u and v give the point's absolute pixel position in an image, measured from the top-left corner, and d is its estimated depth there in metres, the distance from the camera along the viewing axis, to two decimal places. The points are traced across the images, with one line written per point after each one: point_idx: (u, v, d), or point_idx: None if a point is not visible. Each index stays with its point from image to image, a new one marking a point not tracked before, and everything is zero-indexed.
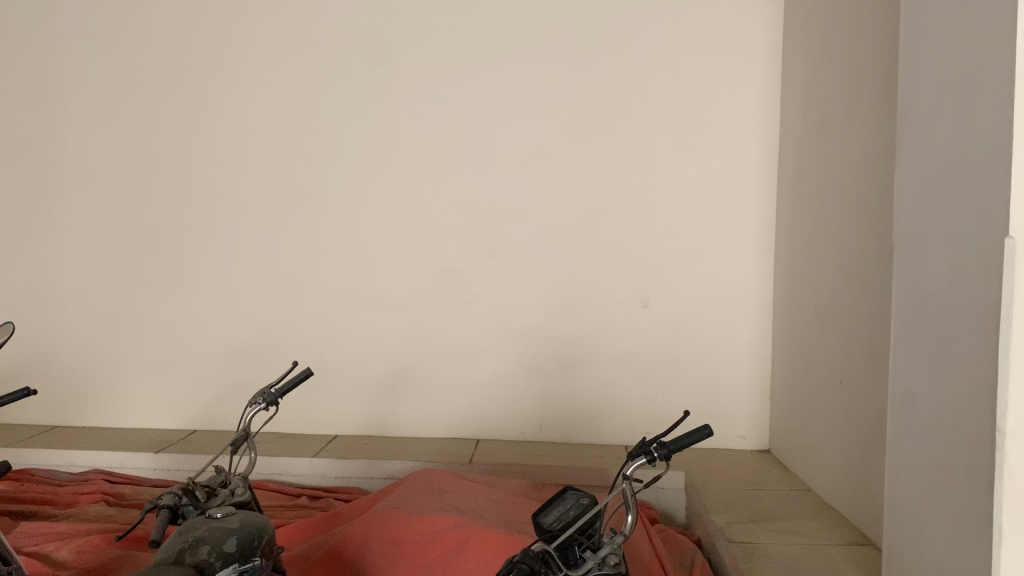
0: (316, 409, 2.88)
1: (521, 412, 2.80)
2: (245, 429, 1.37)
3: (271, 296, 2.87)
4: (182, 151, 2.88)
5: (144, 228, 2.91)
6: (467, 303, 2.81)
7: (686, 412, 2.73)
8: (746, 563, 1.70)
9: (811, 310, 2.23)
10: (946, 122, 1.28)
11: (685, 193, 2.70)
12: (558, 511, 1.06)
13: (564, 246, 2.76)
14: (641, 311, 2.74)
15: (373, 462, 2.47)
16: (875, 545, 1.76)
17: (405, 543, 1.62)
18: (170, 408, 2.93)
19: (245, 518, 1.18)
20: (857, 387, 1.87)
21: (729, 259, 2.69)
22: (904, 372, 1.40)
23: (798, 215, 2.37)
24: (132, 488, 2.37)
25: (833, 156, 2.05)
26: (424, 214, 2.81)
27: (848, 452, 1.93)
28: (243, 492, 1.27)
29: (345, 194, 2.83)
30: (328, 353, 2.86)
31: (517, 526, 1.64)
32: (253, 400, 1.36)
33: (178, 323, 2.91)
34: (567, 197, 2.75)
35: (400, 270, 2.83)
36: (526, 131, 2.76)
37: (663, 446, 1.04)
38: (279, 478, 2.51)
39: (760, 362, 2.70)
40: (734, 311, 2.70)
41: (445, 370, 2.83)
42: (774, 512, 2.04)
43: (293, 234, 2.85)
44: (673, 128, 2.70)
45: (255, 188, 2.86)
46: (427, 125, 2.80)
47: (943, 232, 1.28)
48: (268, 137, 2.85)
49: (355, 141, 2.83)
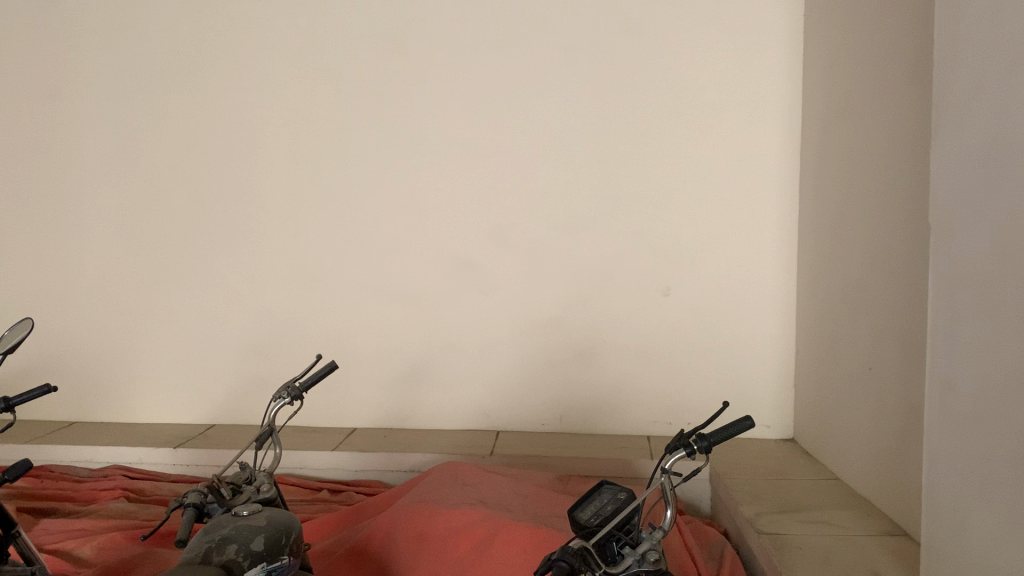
0: (335, 403, 2.86)
1: (541, 404, 2.78)
2: (269, 424, 1.33)
3: (288, 289, 2.84)
4: (194, 144, 2.85)
5: (159, 222, 2.88)
6: (485, 294, 2.77)
7: (724, 403, 2.70)
8: (779, 556, 1.66)
9: (839, 295, 2.19)
10: (987, 100, 1.24)
11: (706, 179, 2.66)
12: (594, 506, 1.03)
13: (583, 235, 2.72)
14: (662, 299, 2.70)
15: (393, 456, 2.45)
16: (911, 536, 1.72)
17: (431, 538, 1.59)
18: (189, 403, 2.91)
19: (272, 516, 1.16)
20: (889, 375, 1.83)
21: (751, 246, 2.65)
22: (944, 361, 1.36)
23: (823, 199, 2.33)
24: (152, 483, 2.36)
25: (861, 139, 2.01)
26: (441, 204, 2.78)
27: (879, 441, 1.89)
28: (269, 489, 1.24)
29: (361, 185, 2.80)
30: (346, 346, 2.84)
31: (546, 520, 1.60)
32: (277, 394, 1.32)
33: (195, 318, 2.89)
34: (585, 185, 2.71)
35: (417, 262, 2.80)
36: (543, 118, 2.72)
37: (703, 439, 1.01)
38: (299, 473, 2.49)
39: (784, 351, 2.66)
40: (757, 298, 2.66)
41: (464, 361, 2.80)
42: (803, 502, 2.01)
43: (308, 228, 2.83)
44: (692, 113, 2.66)
45: (270, 181, 2.83)
46: (443, 113, 2.77)
47: (985, 214, 1.24)
48: (282, 129, 2.82)
49: (370, 131, 2.79)
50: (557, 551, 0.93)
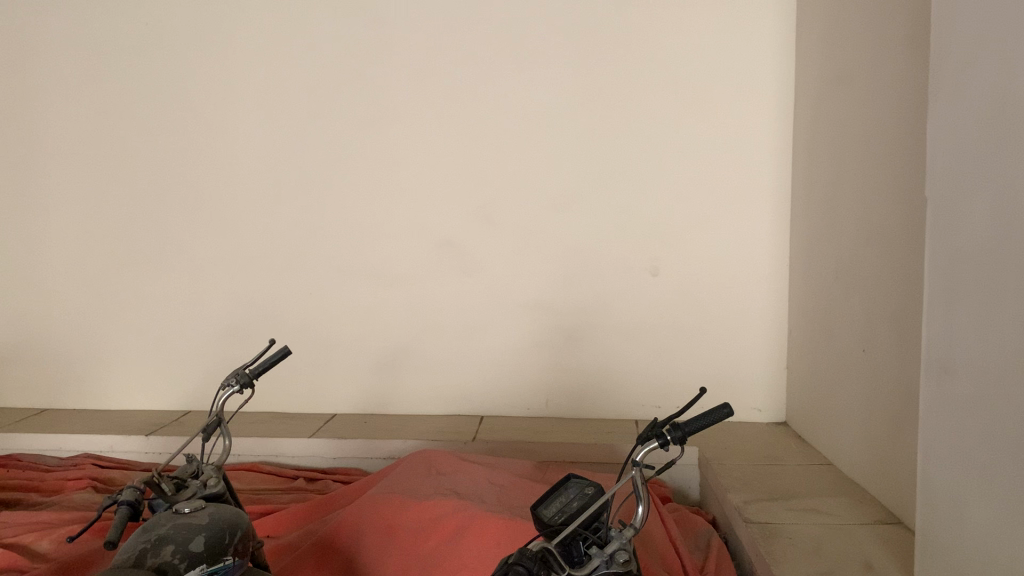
0: (315, 388, 2.78)
1: (527, 388, 2.70)
2: (218, 414, 1.25)
3: (264, 271, 2.75)
4: (165, 121, 2.75)
5: (131, 202, 2.78)
6: (468, 275, 2.69)
7: (703, 390, 2.62)
8: (766, 546, 1.58)
9: (832, 273, 2.11)
10: (988, 62, 1.15)
11: (695, 155, 2.57)
12: (560, 503, 0.94)
13: (568, 213, 2.63)
14: (651, 280, 2.61)
15: (372, 443, 2.37)
16: (905, 524, 1.64)
17: (401, 531, 1.51)
18: (165, 389, 2.83)
19: (216, 513, 1.07)
20: (882, 357, 1.75)
21: (742, 224, 2.56)
22: (941, 339, 1.27)
23: (817, 174, 2.24)
24: (122, 473, 2.27)
25: (855, 109, 1.92)
26: (422, 182, 2.69)
27: (872, 425, 1.82)
28: (216, 484, 1.16)
29: (339, 163, 2.70)
30: (326, 329, 2.75)
31: (521, 512, 1.52)
32: (225, 382, 1.24)
33: (170, 301, 2.80)
34: (571, 162, 2.62)
35: (398, 243, 2.71)
36: (527, 92, 2.62)
37: (677, 429, 0.92)
38: (275, 461, 2.41)
39: (776, 332, 2.58)
40: (748, 278, 2.57)
41: (446, 345, 2.72)
42: (794, 489, 1.93)
43: (285, 207, 2.73)
44: (681, 86, 2.56)
45: (244, 159, 2.73)
46: (423, 87, 2.66)
47: (987, 184, 1.15)
48: (256, 104, 2.71)
49: (348, 106, 2.69)
50: (514, 555, 0.85)
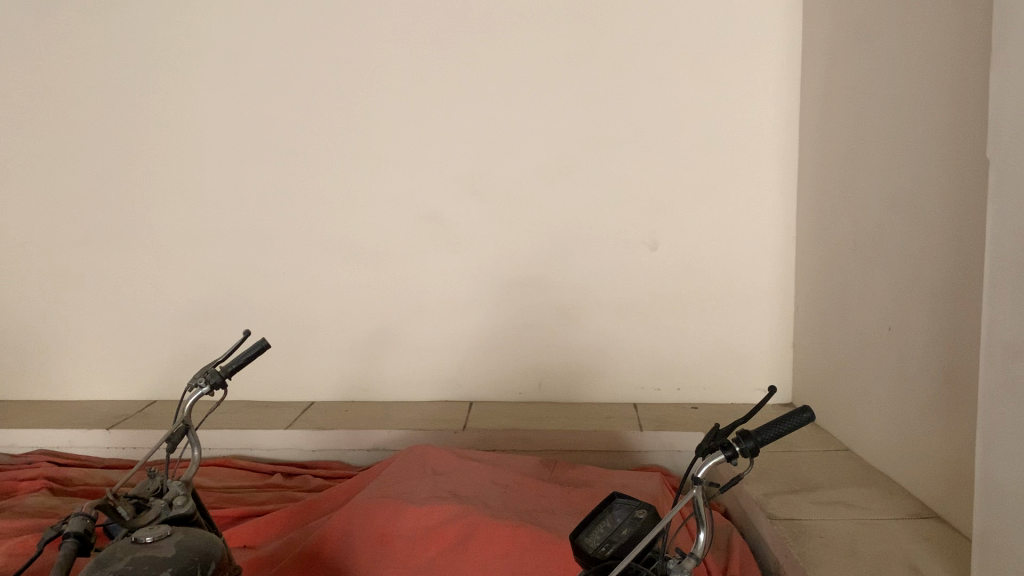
0: (291, 374, 2.60)
1: (517, 370, 2.53)
2: (183, 421, 1.06)
3: (234, 250, 2.55)
4: (125, 86, 2.51)
5: (88, 175, 2.56)
6: (455, 251, 2.51)
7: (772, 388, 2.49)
8: (798, 548, 1.44)
9: (850, 245, 1.96)
10: None
11: (699, 121, 2.40)
12: (605, 531, 0.81)
13: (562, 184, 2.46)
14: (650, 254, 2.46)
15: (353, 434, 2.19)
16: (945, 519, 1.51)
17: (396, 540, 1.33)
18: (130, 377, 2.64)
19: (184, 542, 0.89)
20: (917, 337, 1.61)
21: (746, 194, 2.41)
22: (1005, 320, 1.11)
23: (831, 139, 2.08)
24: (81, 471, 2.07)
25: (883, 64, 1.76)
26: (404, 152, 2.49)
27: (901, 410, 1.68)
28: (184, 503, 0.98)
29: (315, 133, 2.50)
30: (302, 311, 2.56)
31: (530, 517, 1.36)
32: (193, 383, 1.05)
33: (131, 282, 2.59)
34: (566, 131, 2.44)
35: (377, 217, 2.52)
36: (517, 52, 2.43)
37: (747, 439, 0.78)
38: (249, 455, 2.23)
39: (781, 308, 2.45)
40: (752, 251, 2.43)
41: (431, 326, 2.55)
42: (814, 478, 1.79)
43: (255, 181, 2.52)
44: (683, 47, 2.39)
45: (209, 128, 2.51)
46: (404, 48, 2.46)
47: None
48: (221, 69, 2.49)
49: (322, 69, 2.47)
50: None
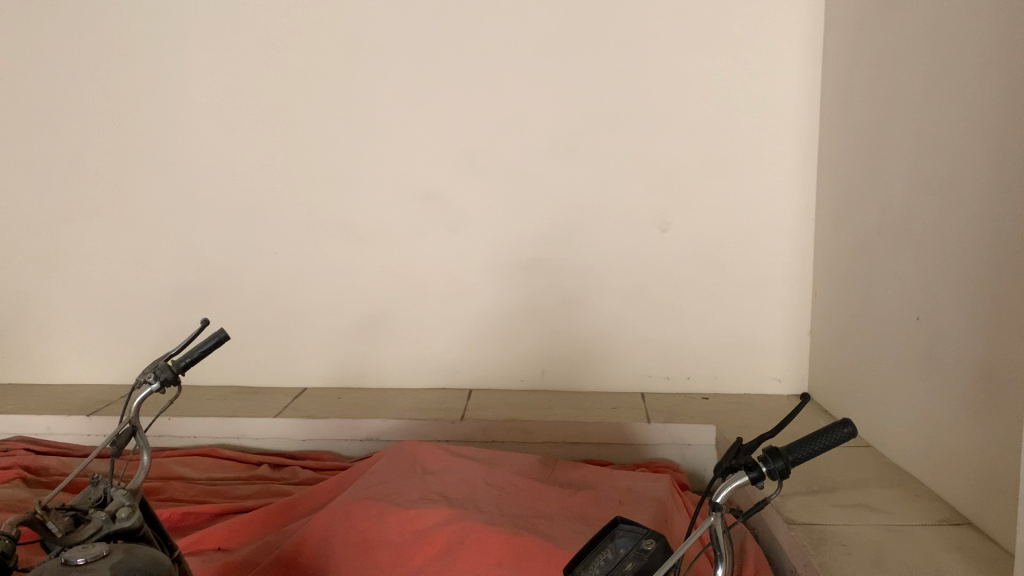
0: (284, 358, 2.49)
1: (520, 356, 2.42)
2: (131, 421, 0.94)
3: (224, 228, 2.43)
4: (108, 54, 2.38)
5: (71, 147, 2.43)
6: (455, 231, 2.39)
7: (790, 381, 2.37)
8: (818, 557, 1.32)
9: (875, 228, 1.83)
10: None
11: (713, 96, 2.26)
12: (606, 561, 0.72)
13: (568, 161, 2.33)
14: (660, 236, 2.33)
15: (346, 423, 2.08)
16: (979, 528, 1.39)
17: (379, 546, 1.22)
18: (118, 359, 2.53)
19: (122, 563, 0.77)
20: (950, 330, 1.48)
21: (761, 174, 2.28)
22: None
23: (856, 113, 1.94)
24: (59, 460, 1.97)
25: (917, 32, 1.61)
26: (402, 127, 2.36)
27: (930, 406, 1.56)
28: (128, 516, 0.87)
29: (308, 106, 2.36)
30: (295, 293, 2.45)
31: (527, 524, 1.24)
32: (140, 379, 0.93)
33: (117, 261, 2.48)
34: (572, 104, 2.30)
35: (373, 194, 2.39)
36: (521, 19, 2.29)
37: (776, 459, 0.69)
38: (237, 444, 2.12)
39: (798, 294, 2.32)
40: (767, 233, 2.30)
41: (429, 309, 2.43)
42: (835, 478, 1.67)
43: (245, 156, 2.40)
44: (698, 15, 2.24)
45: (196, 98, 2.38)
46: (401, 15, 2.31)
47: None
48: (208, 36, 2.35)
49: (314, 37, 2.33)
50: None
